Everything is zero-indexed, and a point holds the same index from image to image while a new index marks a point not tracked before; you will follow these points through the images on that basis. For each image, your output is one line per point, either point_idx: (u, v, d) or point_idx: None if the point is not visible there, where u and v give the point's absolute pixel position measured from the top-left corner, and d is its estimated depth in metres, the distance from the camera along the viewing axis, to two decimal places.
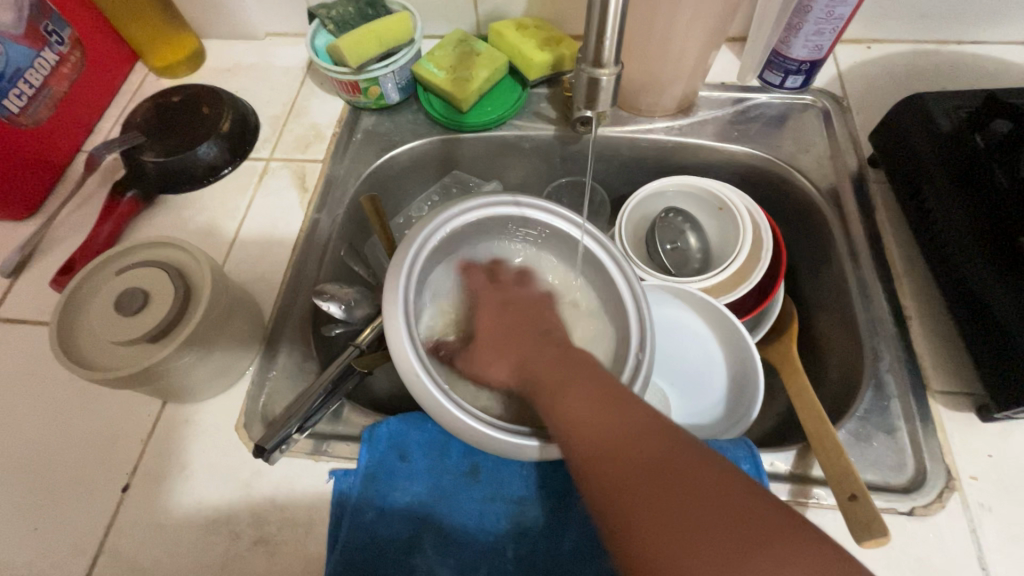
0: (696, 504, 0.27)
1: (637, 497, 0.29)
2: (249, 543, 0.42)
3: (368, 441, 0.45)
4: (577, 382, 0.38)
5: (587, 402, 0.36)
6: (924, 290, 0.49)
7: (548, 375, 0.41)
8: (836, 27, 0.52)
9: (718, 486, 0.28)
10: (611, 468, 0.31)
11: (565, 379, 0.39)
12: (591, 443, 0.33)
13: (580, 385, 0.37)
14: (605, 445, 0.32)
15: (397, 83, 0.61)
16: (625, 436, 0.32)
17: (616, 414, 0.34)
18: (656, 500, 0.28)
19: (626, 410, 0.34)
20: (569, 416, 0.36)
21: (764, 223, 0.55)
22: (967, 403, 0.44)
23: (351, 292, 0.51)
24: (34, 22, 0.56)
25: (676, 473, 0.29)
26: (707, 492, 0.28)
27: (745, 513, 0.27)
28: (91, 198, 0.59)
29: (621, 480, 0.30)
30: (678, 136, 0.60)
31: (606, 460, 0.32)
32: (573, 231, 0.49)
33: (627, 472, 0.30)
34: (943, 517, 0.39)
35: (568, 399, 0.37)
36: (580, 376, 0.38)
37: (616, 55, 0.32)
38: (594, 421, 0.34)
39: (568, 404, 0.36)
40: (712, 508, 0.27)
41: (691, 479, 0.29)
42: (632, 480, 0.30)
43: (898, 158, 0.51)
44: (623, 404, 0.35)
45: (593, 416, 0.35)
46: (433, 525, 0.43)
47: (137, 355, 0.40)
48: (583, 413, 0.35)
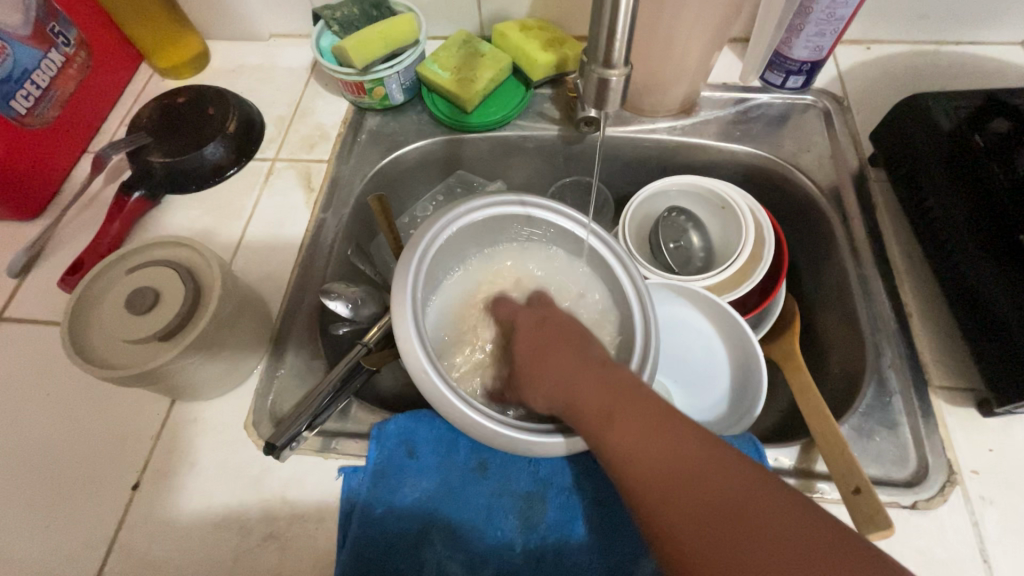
0: (784, 554, 0.25)
1: (719, 547, 0.26)
2: (259, 539, 0.43)
3: (377, 438, 0.45)
4: (625, 406, 0.34)
5: (638, 431, 0.32)
6: (925, 287, 0.50)
7: (591, 396, 0.37)
8: (837, 29, 0.53)
9: (807, 532, 0.26)
10: (686, 512, 0.28)
11: (613, 400, 0.35)
12: (654, 481, 0.30)
13: (631, 410, 0.34)
14: (673, 486, 0.29)
15: (402, 83, 0.62)
16: (696, 474, 0.29)
17: (677, 445, 0.31)
18: (740, 550, 0.26)
19: (683, 439, 0.31)
20: (624, 450, 0.32)
21: (767, 221, 0.55)
22: (968, 399, 0.44)
23: (357, 291, 0.52)
24: (41, 23, 0.56)
25: (759, 520, 0.26)
26: (795, 540, 0.25)
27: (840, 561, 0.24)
28: (97, 198, 0.59)
29: (694, 524, 0.28)
30: (681, 136, 0.61)
31: (675, 501, 0.29)
32: (579, 230, 0.50)
33: (701, 516, 0.28)
34: (945, 511, 0.40)
35: (620, 430, 0.33)
36: (628, 399, 0.35)
37: (625, 55, 0.33)
38: (653, 455, 0.31)
39: (621, 437, 0.33)
40: (804, 559, 0.25)
41: (776, 524, 0.26)
42: (709, 525, 0.27)
43: (898, 157, 0.52)
44: (680, 432, 0.31)
45: (652, 448, 0.31)
46: (442, 521, 0.43)
47: (147, 353, 0.41)
48: (635, 443, 0.32)
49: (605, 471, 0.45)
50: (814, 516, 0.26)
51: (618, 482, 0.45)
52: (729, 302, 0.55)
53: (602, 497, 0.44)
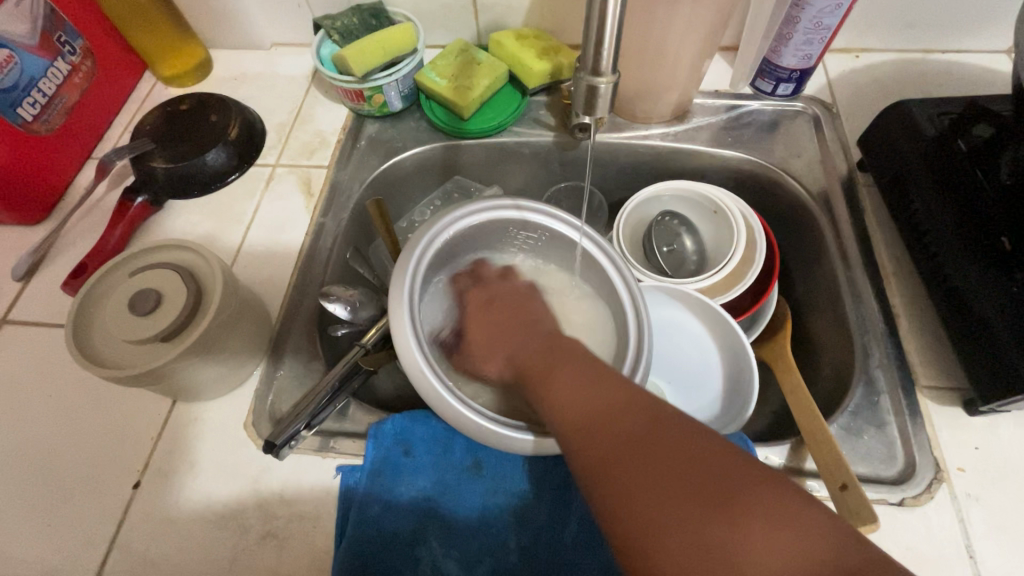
0: (676, 460, 0.28)
1: (624, 461, 0.30)
2: (257, 537, 0.43)
3: (374, 437, 0.46)
4: (561, 366, 0.40)
5: (570, 383, 0.38)
6: (912, 289, 0.51)
7: (533, 361, 0.44)
8: (824, 37, 0.54)
9: (695, 442, 0.29)
10: (600, 436, 0.32)
11: (549, 365, 0.42)
12: (578, 417, 0.34)
13: (565, 369, 0.40)
14: (591, 418, 0.33)
15: (400, 91, 0.63)
16: (610, 408, 0.33)
17: (598, 389, 0.35)
18: (640, 460, 0.29)
19: (605, 385, 0.36)
20: (555, 398, 0.37)
21: (758, 225, 0.56)
22: (954, 398, 0.45)
23: (356, 294, 0.53)
24: (48, 33, 0.58)
25: (658, 435, 0.30)
26: (685, 448, 0.29)
27: (721, 462, 0.28)
28: (101, 203, 0.60)
29: (606, 444, 0.31)
30: (673, 141, 0.62)
31: (592, 430, 0.33)
32: (573, 234, 0.51)
33: (611, 438, 0.31)
34: (932, 508, 0.41)
35: (554, 383, 0.39)
36: (563, 361, 0.41)
37: (613, 64, 0.34)
38: (578, 398, 0.36)
39: (554, 389, 0.38)
40: (690, 462, 0.28)
41: (671, 439, 0.30)
42: (617, 446, 0.31)
43: (885, 163, 0.53)
44: (603, 379, 0.36)
45: (576, 394, 0.36)
46: (438, 519, 0.44)
47: (149, 354, 0.42)
48: (567, 395, 0.36)
49: None
50: (706, 432, 0.30)
51: None
52: (721, 305, 0.56)
53: None
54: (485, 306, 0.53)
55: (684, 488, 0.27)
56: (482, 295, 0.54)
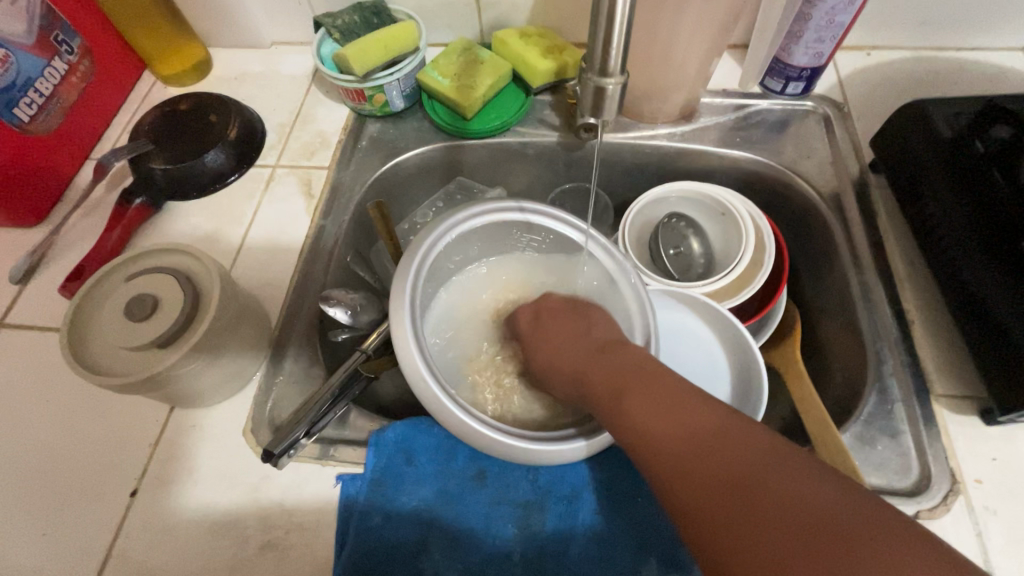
0: (798, 516, 0.25)
1: (732, 511, 0.27)
2: (256, 547, 0.42)
3: (375, 445, 0.45)
4: (636, 384, 0.36)
5: (649, 405, 0.34)
6: (927, 294, 0.49)
7: (601, 377, 0.39)
8: (836, 35, 0.53)
9: (820, 496, 0.26)
10: (697, 478, 0.29)
11: (622, 380, 0.37)
12: (665, 452, 0.31)
13: (642, 387, 0.35)
14: (683, 454, 0.31)
15: (403, 90, 0.62)
16: (706, 443, 0.30)
17: (679, 414, 0.33)
18: (752, 514, 0.26)
19: (691, 411, 0.32)
20: (637, 424, 0.34)
21: (767, 227, 0.55)
22: (971, 407, 0.44)
23: (356, 298, 0.52)
24: (45, 32, 0.57)
25: (769, 482, 0.27)
26: (807, 502, 0.26)
27: (853, 520, 0.25)
28: (99, 204, 0.59)
29: (709, 489, 0.29)
30: (681, 142, 0.61)
31: (685, 469, 0.30)
32: (578, 236, 0.49)
33: (712, 483, 0.29)
34: (948, 520, 0.40)
35: (631, 405, 0.35)
36: (638, 376, 0.36)
37: (622, 63, 0.33)
38: (664, 428, 0.32)
39: (633, 413, 0.34)
40: (818, 522, 0.25)
41: (785, 489, 0.27)
42: (719, 491, 0.28)
43: (899, 164, 0.52)
44: (689, 404, 0.33)
45: (660, 422, 0.33)
46: (440, 529, 0.43)
47: (145, 360, 0.41)
48: (647, 419, 0.34)
49: (605, 480, 0.45)
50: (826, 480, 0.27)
51: (618, 490, 0.45)
52: (729, 309, 0.54)
53: (602, 506, 0.44)
54: (543, 307, 0.49)
55: (811, 551, 0.24)
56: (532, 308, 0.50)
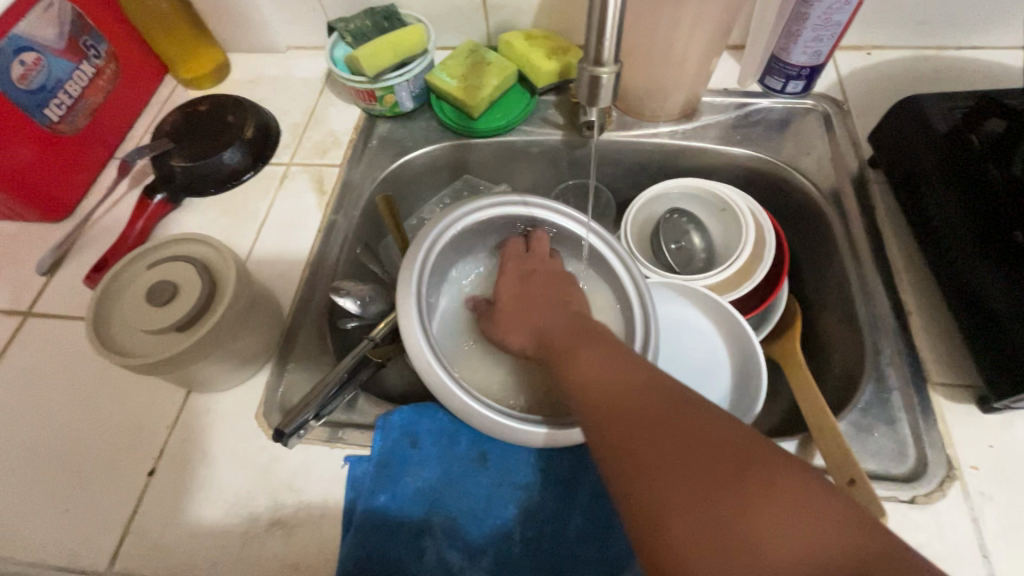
0: (688, 442, 0.28)
1: (638, 437, 0.30)
2: (266, 525, 0.44)
3: (381, 428, 0.46)
4: (588, 345, 0.39)
5: (595, 360, 0.37)
6: (925, 286, 0.50)
7: (563, 339, 0.42)
8: (834, 33, 0.54)
9: (722, 429, 0.29)
10: (619, 413, 0.32)
11: (579, 341, 0.40)
12: (598, 394, 0.34)
13: (593, 348, 0.38)
14: (613, 395, 0.33)
15: (412, 91, 0.64)
16: (636, 388, 0.33)
17: (614, 365, 0.36)
18: (657, 439, 0.29)
19: (630, 365, 0.35)
20: (578, 374, 0.36)
21: (767, 222, 0.56)
22: (968, 395, 0.44)
23: (366, 289, 0.54)
24: (74, 37, 0.60)
25: (675, 414, 0.30)
26: (710, 431, 0.28)
27: (748, 449, 0.27)
28: (122, 200, 0.62)
29: (627, 422, 0.31)
30: (682, 139, 0.62)
31: (610, 407, 0.33)
32: (579, 230, 0.51)
33: (632, 416, 0.31)
34: (944, 506, 0.40)
35: (581, 360, 0.37)
36: (592, 341, 0.39)
37: (615, 54, 0.34)
38: (602, 376, 0.35)
39: (576, 363, 0.38)
40: (712, 448, 0.28)
41: (695, 422, 0.29)
42: (628, 422, 0.31)
43: (895, 158, 0.53)
44: (630, 360, 0.36)
45: (601, 372, 0.35)
46: (443, 511, 0.44)
47: (164, 343, 0.43)
48: (585, 369, 0.36)
49: None
50: (729, 420, 0.29)
51: None
52: (729, 302, 0.55)
53: (601, 490, 0.45)
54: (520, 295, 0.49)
55: (699, 467, 0.27)
56: (516, 277, 0.51)
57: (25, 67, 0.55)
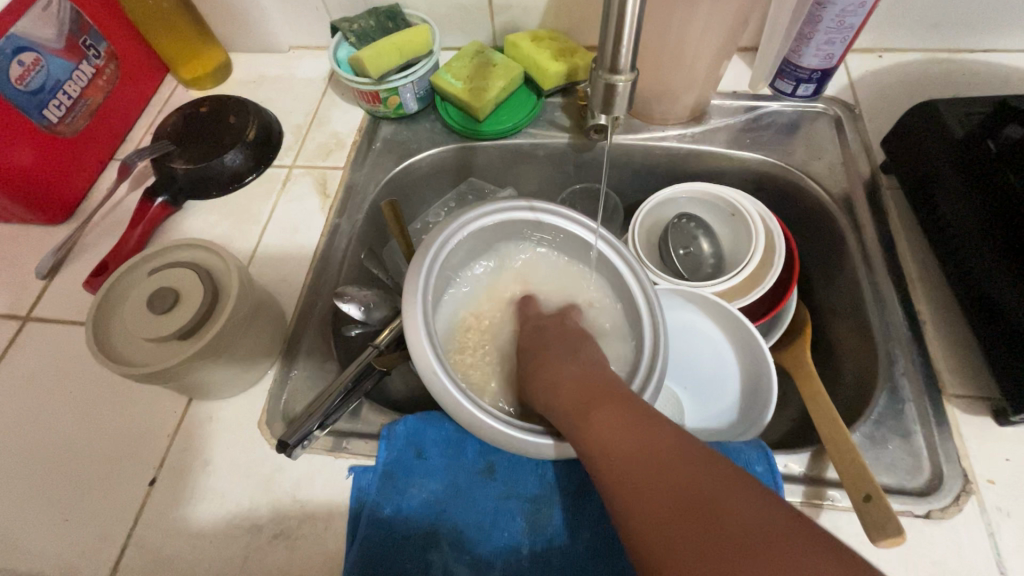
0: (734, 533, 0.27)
1: (671, 527, 0.29)
2: (269, 537, 0.43)
3: (386, 438, 0.46)
4: (602, 403, 0.37)
5: (610, 423, 0.35)
6: (938, 294, 0.49)
7: (572, 392, 0.40)
8: (847, 37, 0.53)
9: (757, 513, 0.27)
10: (647, 495, 0.31)
11: (591, 398, 0.39)
12: (623, 467, 0.33)
13: (605, 406, 0.37)
14: (634, 469, 0.32)
15: (416, 93, 0.63)
16: (656, 455, 0.32)
17: (636, 429, 0.34)
18: (689, 525, 0.28)
19: (650, 428, 0.34)
20: (596, 440, 0.35)
21: (777, 228, 0.55)
22: (983, 407, 0.44)
23: (369, 295, 0.53)
24: (74, 37, 0.59)
25: (713, 498, 0.28)
26: (748, 519, 0.27)
27: (786, 542, 0.26)
28: (122, 203, 0.61)
29: (655, 507, 0.30)
30: (691, 143, 0.61)
31: (639, 487, 0.31)
32: (588, 236, 0.50)
33: (660, 495, 0.30)
34: (961, 521, 0.39)
35: (595, 422, 0.36)
36: (603, 396, 0.38)
37: (632, 61, 0.33)
38: (621, 445, 0.34)
39: (596, 426, 0.36)
40: (749, 541, 0.26)
41: (725, 503, 0.28)
42: (665, 507, 0.29)
43: (909, 163, 0.52)
44: (646, 422, 0.34)
45: (623, 438, 0.34)
46: (449, 523, 0.43)
47: (165, 352, 0.42)
48: (607, 434, 0.35)
49: None
50: (769, 505, 0.28)
51: None
52: (738, 309, 0.54)
53: None
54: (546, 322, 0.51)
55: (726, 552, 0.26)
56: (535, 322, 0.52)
57: (23, 67, 0.54)
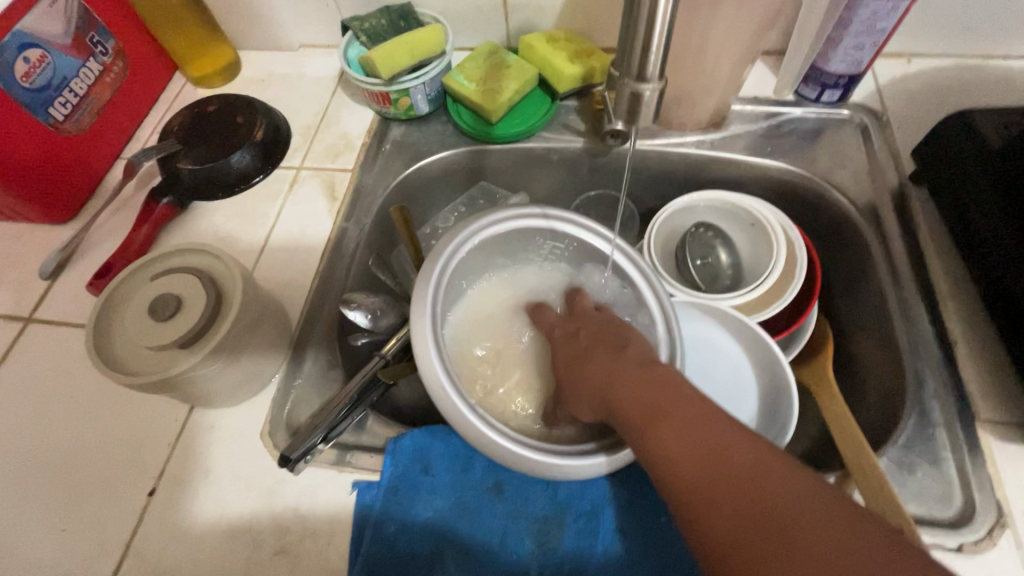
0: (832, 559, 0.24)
1: (757, 542, 0.26)
2: (270, 553, 0.42)
3: (392, 452, 0.44)
4: (669, 409, 0.34)
5: (681, 434, 0.32)
6: (970, 312, 0.47)
7: (630, 396, 0.36)
8: (877, 41, 0.51)
9: (858, 537, 0.25)
10: (721, 511, 0.28)
11: (649, 403, 0.35)
12: (695, 480, 0.30)
13: (672, 412, 0.34)
14: (712, 483, 0.29)
15: (428, 94, 0.62)
16: (736, 469, 0.29)
17: (709, 441, 0.31)
18: (777, 549, 0.26)
19: (726, 440, 0.31)
20: (663, 449, 0.32)
21: (798, 238, 0.53)
22: (1019, 434, 0.41)
23: (377, 301, 0.52)
24: (81, 33, 0.58)
25: (802, 518, 0.26)
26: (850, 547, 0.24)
27: (889, 561, 0.24)
28: (128, 203, 0.60)
29: (734, 521, 0.28)
30: (710, 149, 0.59)
31: (713, 500, 0.29)
32: (602, 246, 0.48)
33: (741, 512, 0.28)
34: (995, 555, 0.37)
35: (661, 431, 0.33)
36: (669, 401, 0.34)
37: (659, 69, 0.32)
38: (693, 456, 0.31)
39: (663, 437, 0.33)
40: (844, 558, 0.24)
41: (818, 527, 0.25)
42: (746, 526, 0.27)
43: (943, 176, 0.49)
44: (723, 432, 0.31)
45: (695, 451, 0.31)
46: (456, 543, 0.42)
47: (166, 360, 0.41)
48: (677, 447, 0.32)
49: (627, 497, 0.44)
50: (871, 525, 0.25)
51: (640, 509, 0.43)
52: (757, 323, 0.53)
53: (622, 523, 0.42)
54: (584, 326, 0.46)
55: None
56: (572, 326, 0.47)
57: (29, 64, 0.53)
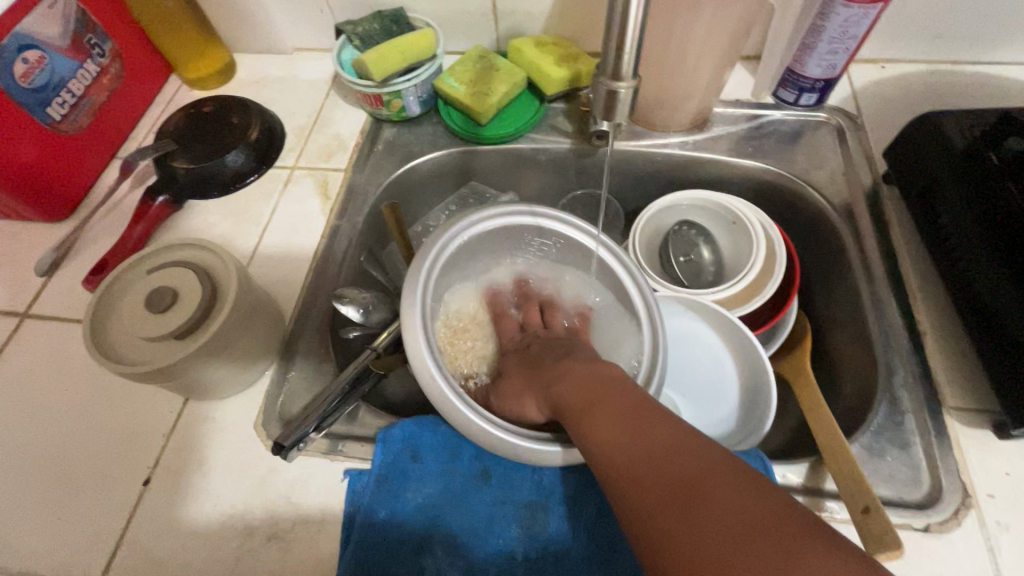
0: (733, 523, 0.27)
1: (671, 513, 0.29)
2: (262, 540, 0.43)
3: (383, 441, 0.45)
4: (605, 401, 0.37)
5: (614, 421, 0.35)
6: (940, 305, 0.49)
7: (574, 393, 0.40)
8: (850, 46, 0.53)
9: (759, 503, 0.28)
10: (647, 486, 0.31)
11: (592, 397, 0.39)
12: (625, 462, 0.33)
13: (608, 402, 0.37)
14: (642, 462, 0.32)
15: (419, 96, 0.63)
16: (661, 450, 0.32)
17: (636, 429, 0.34)
18: (689, 515, 0.28)
19: (653, 426, 0.34)
20: (596, 436, 0.36)
21: (778, 236, 0.55)
22: (984, 420, 0.43)
23: (368, 297, 0.53)
24: (79, 35, 0.59)
25: (712, 488, 0.29)
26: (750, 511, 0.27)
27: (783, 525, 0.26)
28: (123, 202, 0.61)
29: (656, 492, 0.30)
30: (692, 150, 0.61)
31: (640, 480, 0.32)
32: (588, 242, 0.50)
33: (662, 487, 0.30)
34: (959, 535, 0.39)
35: (596, 420, 0.36)
36: (607, 394, 0.38)
37: (633, 68, 0.33)
38: (623, 441, 0.34)
39: (597, 425, 0.36)
40: (747, 521, 0.27)
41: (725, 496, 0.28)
42: (662, 498, 0.30)
43: (912, 174, 0.51)
44: (653, 420, 0.34)
45: (625, 437, 0.34)
46: (444, 529, 0.43)
47: (161, 351, 0.42)
48: (610, 434, 0.35)
49: None
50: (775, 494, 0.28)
51: None
52: (738, 316, 0.54)
53: (605, 509, 0.44)
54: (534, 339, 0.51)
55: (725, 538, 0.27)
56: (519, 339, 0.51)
57: (27, 65, 0.54)
